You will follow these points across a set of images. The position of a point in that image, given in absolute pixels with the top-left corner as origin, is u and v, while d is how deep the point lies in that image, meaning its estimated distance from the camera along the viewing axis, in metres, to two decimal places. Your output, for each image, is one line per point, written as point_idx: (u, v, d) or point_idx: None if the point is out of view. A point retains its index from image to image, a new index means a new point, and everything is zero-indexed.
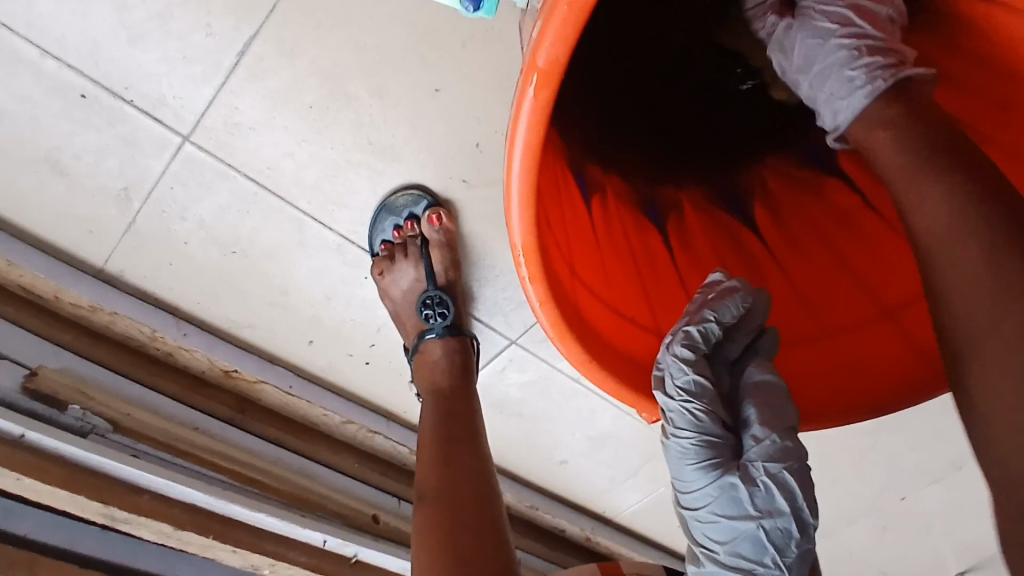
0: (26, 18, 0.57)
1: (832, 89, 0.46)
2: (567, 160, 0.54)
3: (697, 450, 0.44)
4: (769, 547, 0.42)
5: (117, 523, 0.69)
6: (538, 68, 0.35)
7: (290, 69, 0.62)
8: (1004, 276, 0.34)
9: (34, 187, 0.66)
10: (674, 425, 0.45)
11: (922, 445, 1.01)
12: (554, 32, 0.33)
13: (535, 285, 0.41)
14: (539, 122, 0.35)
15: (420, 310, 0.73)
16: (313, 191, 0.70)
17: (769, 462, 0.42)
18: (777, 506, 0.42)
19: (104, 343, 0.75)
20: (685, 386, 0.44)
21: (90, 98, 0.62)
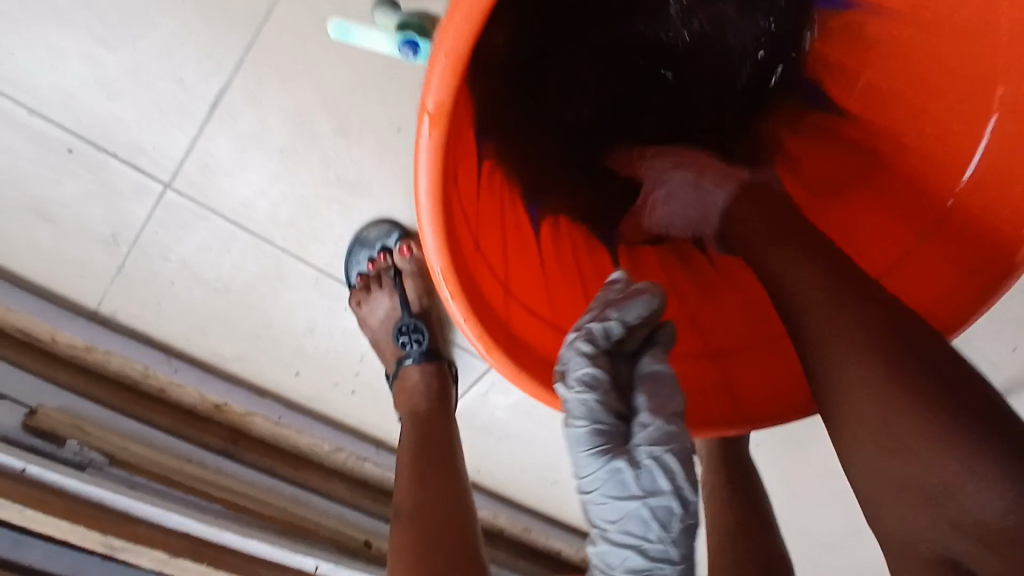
0: (16, 81, 0.63)
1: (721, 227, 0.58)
2: (516, 192, 0.57)
3: (588, 435, 0.45)
4: (654, 524, 0.43)
5: (115, 551, 0.72)
6: (430, 109, 0.39)
7: (260, 115, 0.66)
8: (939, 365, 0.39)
9: (30, 235, 0.71)
10: (570, 414, 0.46)
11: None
12: (439, 77, 0.37)
13: (456, 302, 0.44)
14: (438, 154, 0.40)
15: (397, 338, 0.77)
16: (289, 228, 0.73)
17: (653, 446, 0.44)
18: (660, 486, 0.43)
19: (99, 381, 0.79)
20: (583, 378, 0.46)
21: (77, 151, 0.67)
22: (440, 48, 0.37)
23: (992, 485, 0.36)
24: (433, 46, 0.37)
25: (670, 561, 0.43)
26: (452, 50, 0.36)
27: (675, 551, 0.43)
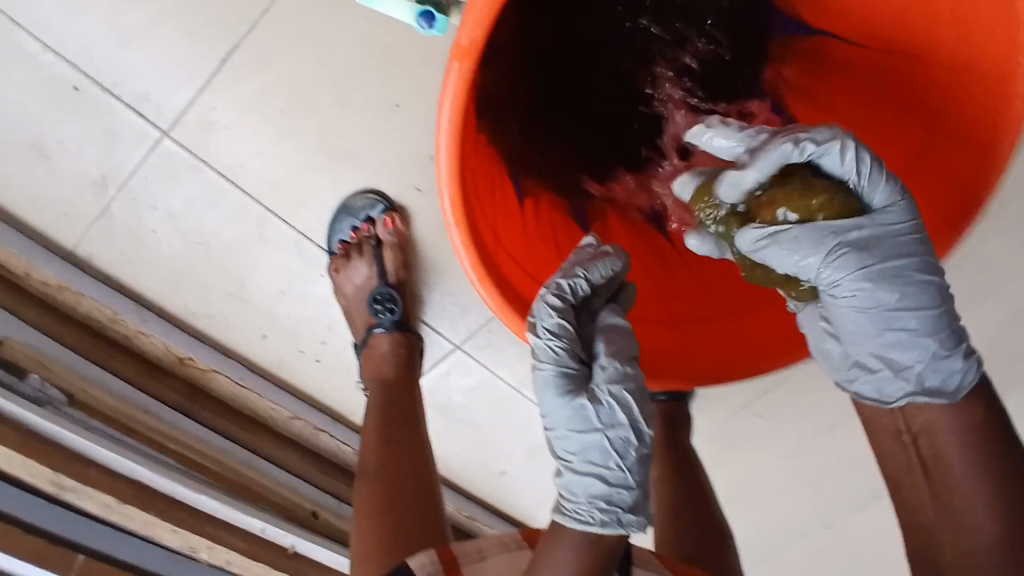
0: (32, 15, 0.65)
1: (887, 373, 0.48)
2: (507, 160, 0.63)
3: (553, 376, 0.50)
4: (613, 453, 0.48)
5: (63, 492, 0.72)
6: (462, 47, 0.44)
7: (266, 78, 0.70)
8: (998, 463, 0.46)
9: (19, 169, 0.72)
10: (539, 358, 0.51)
11: (826, 462, 1.11)
12: (472, 20, 0.43)
13: (457, 230, 0.52)
14: (462, 89, 0.45)
15: (370, 305, 0.80)
16: (278, 190, 0.76)
17: (611, 384, 0.49)
18: (617, 419, 0.48)
19: (64, 322, 0.78)
20: (550, 326, 0.51)
21: (82, 90, 0.69)
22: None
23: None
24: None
25: (629, 486, 0.47)
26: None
27: (632, 478, 0.47)
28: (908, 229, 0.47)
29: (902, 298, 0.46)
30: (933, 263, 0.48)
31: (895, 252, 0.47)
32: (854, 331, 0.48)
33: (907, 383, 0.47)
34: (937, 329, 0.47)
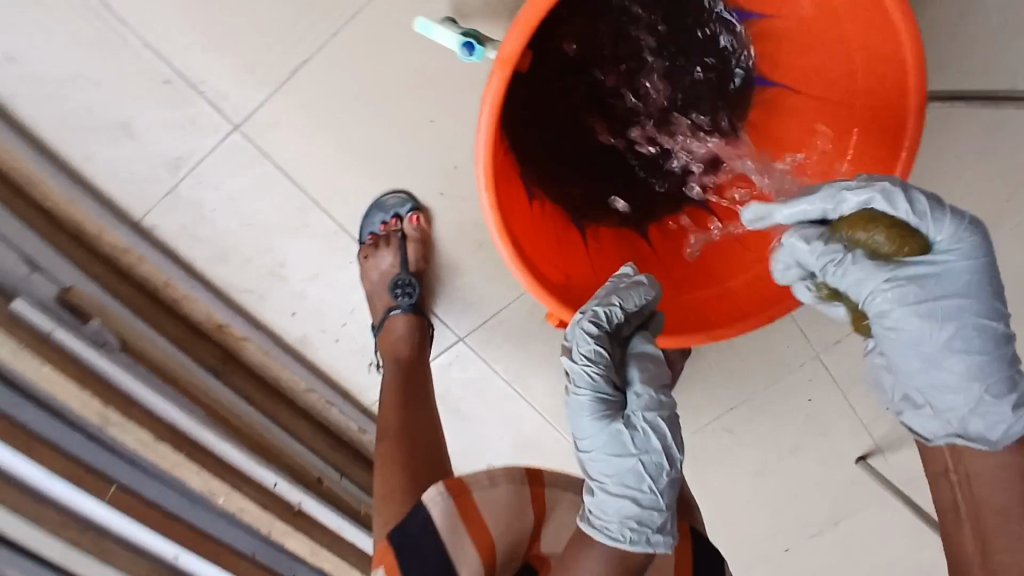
0: (141, 18, 0.77)
1: (936, 409, 0.61)
2: (520, 159, 0.75)
3: (592, 404, 0.63)
4: (646, 476, 0.61)
5: (108, 426, 0.82)
6: (503, 59, 0.58)
7: (327, 89, 0.83)
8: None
9: (108, 144, 0.85)
10: (576, 384, 0.64)
11: (781, 467, 1.24)
12: (516, 35, 0.57)
13: (487, 195, 0.63)
14: (502, 84, 0.59)
15: (392, 289, 0.92)
16: (323, 184, 0.90)
17: (646, 412, 0.62)
18: (650, 444, 0.61)
19: (125, 282, 0.91)
20: (586, 354, 0.63)
21: (172, 84, 0.81)
22: (521, 15, 0.57)
23: None
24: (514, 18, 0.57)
25: (657, 505, 0.61)
26: (529, 15, 0.56)
27: (661, 498, 0.61)
28: (972, 286, 0.58)
29: (958, 350, 0.58)
30: (991, 313, 0.58)
31: (952, 308, 0.57)
32: (912, 371, 0.60)
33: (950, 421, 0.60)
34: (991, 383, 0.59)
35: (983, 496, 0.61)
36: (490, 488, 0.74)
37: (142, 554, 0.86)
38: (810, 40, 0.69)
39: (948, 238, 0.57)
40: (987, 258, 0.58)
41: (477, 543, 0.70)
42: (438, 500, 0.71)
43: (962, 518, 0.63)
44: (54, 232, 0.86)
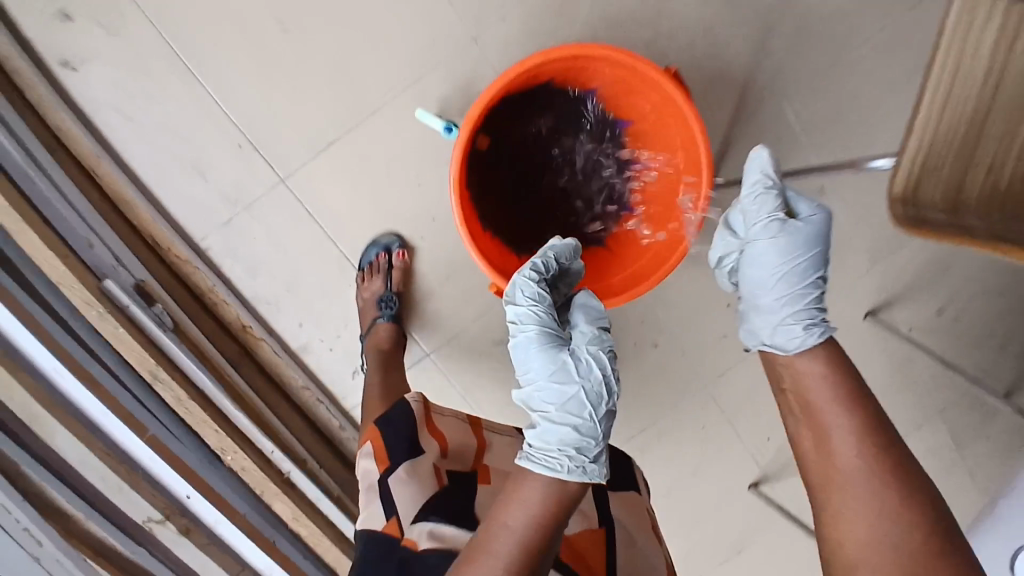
0: (232, 103, 1.16)
1: (761, 323, 0.81)
2: (479, 195, 1.09)
3: (540, 341, 0.79)
4: (587, 404, 0.77)
5: (155, 382, 1.08)
6: (469, 120, 0.96)
7: (350, 157, 1.21)
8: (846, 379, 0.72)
9: (186, 184, 1.18)
10: (522, 324, 0.81)
11: (685, 487, 1.51)
12: (476, 107, 0.95)
13: (455, 205, 0.98)
14: (465, 135, 0.97)
15: (378, 304, 1.21)
16: (338, 224, 1.24)
17: (591, 346, 0.79)
18: (592, 373, 0.78)
19: (179, 287, 1.21)
20: (531, 297, 0.82)
21: (242, 146, 1.18)
22: (481, 97, 0.95)
23: (871, 430, 0.69)
24: (476, 99, 0.95)
25: (596, 430, 0.76)
26: (484, 97, 0.95)
27: (599, 426, 0.76)
28: (810, 242, 0.81)
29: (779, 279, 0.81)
30: (817, 267, 0.81)
31: (789, 248, 0.80)
32: (748, 291, 0.83)
33: (765, 333, 0.80)
34: (798, 310, 0.79)
35: (812, 387, 0.73)
36: (445, 416, 0.96)
37: (161, 489, 1.06)
38: (654, 133, 1.09)
39: (807, 210, 0.82)
40: (827, 233, 0.81)
41: (436, 437, 0.92)
42: (411, 404, 0.93)
43: (799, 419, 0.73)
44: (136, 244, 1.18)
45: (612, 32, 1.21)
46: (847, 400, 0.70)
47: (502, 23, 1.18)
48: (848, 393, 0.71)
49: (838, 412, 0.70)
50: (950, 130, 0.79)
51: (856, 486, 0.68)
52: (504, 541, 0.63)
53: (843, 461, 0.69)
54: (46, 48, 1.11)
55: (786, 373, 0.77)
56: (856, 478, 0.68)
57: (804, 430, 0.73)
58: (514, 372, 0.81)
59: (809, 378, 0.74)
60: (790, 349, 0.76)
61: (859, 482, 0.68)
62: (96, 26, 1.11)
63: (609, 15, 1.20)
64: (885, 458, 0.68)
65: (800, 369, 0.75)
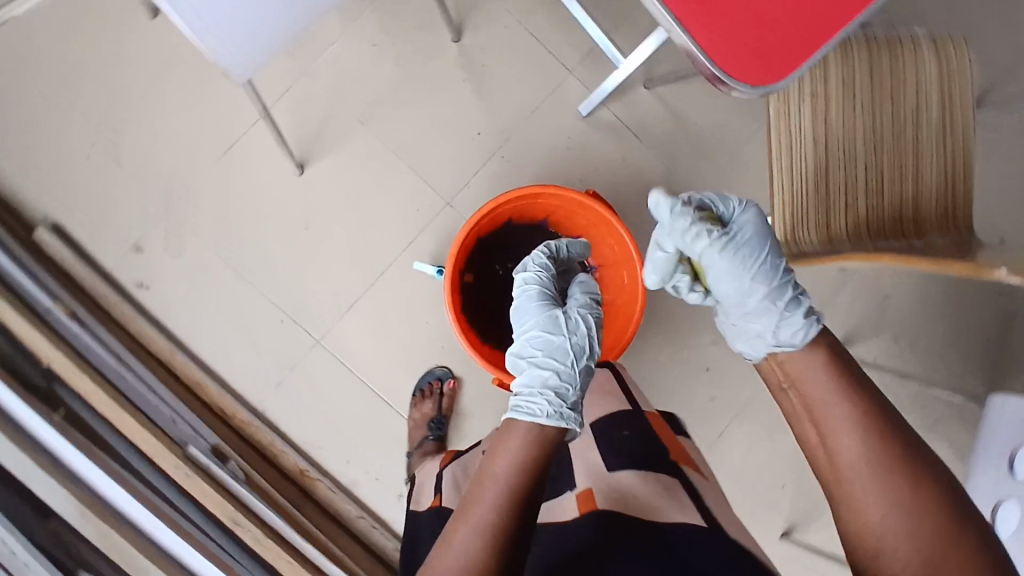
0: (270, 288, 1.47)
1: (765, 330, 0.85)
2: (471, 319, 1.37)
3: (539, 301, 1.02)
4: (569, 355, 0.96)
5: (236, 525, 1.27)
6: (452, 257, 1.26)
7: (368, 311, 1.49)
8: (841, 376, 0.74)
9: (241, 359, 1.46)
10: (529, 285, 1.05)
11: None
12: (456, 244, 1.25)
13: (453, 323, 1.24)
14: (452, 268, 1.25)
15: (429, 426, 1.44)
16: (365, 368, 1.49)
17: (580, 309, 1.01)
18: (576, 330, 0.98)
19: (245, 447, 1.45)
20: (539, 267, 1.07)
21: (283, 320, 1.48)
22: (459, 237, 1.25)
23: (869, 427, 0.70)
24: (456, 240, 1.25)
25: (572, 373, 0.94)
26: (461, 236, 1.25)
27: (575, 372, 0.95)
28: (766, 246, 0.89)
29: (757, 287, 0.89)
30: (775, 263, 0.90)
31: (745, 256, 0.89)
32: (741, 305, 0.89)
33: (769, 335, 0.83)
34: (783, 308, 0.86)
35: (807, 385, 0.76)
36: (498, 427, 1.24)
37: None
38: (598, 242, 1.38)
39: (751, 216, 0.92)
40: (765, 231, 0.91)
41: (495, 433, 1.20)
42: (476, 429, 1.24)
43: (801, 419, 0.76)
44: (210, 418, 1.44)
45: (552, 176, 1.57)
46: (843, 398, 0.72)
47: (467, 188, 1.54)
48: (842, 389, 0.73)
49: (836, 410, 0.72)
50: (803, 187, 1.19)
51: (864, 489, 0.70)
52: (494, 487, 0.74)
53: (849, 462, 0.71)
54: (125, 276, 1.45)
55: (782, 373, 0.80)
56: (863, 474, 0.70)
57: (808, 428, 0.75)
58: (512, 328, 1.02)
59: (805, 374, 0.77)
60: (800, 341, 0.79)
61: (866, 483, 0.70)
62: (162, 253, 1.46)
63: (546, 166, 1.57)
64: (885, 455, 0.69)
65: (792, 369, 0.79)
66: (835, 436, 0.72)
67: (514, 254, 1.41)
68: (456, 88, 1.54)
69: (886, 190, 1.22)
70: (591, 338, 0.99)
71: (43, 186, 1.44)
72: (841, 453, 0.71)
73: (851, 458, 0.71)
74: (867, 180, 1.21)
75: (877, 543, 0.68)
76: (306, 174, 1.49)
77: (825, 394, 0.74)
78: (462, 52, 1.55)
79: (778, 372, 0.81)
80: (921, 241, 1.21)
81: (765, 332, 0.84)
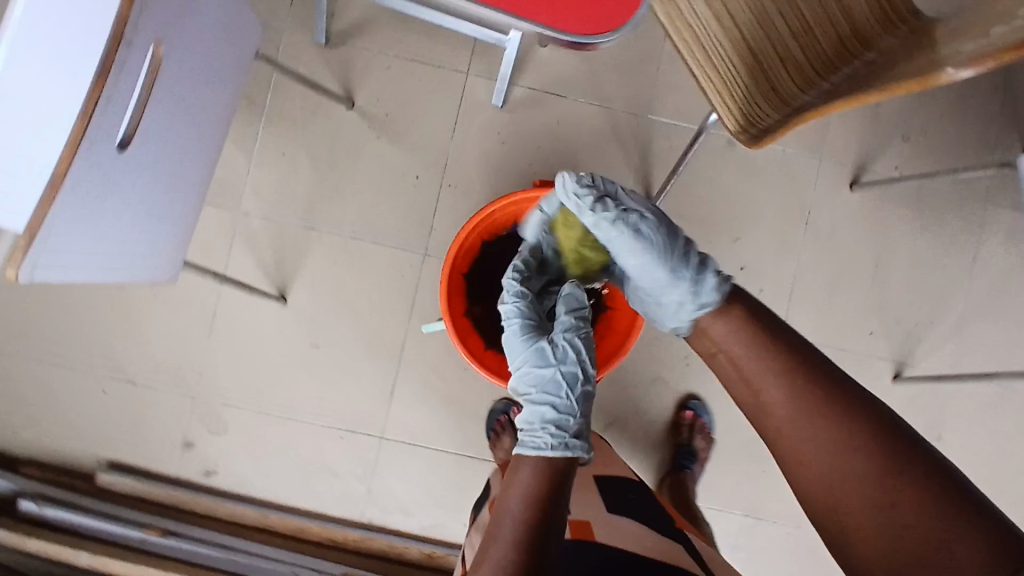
0: (317, 414, 1.50)
1: (681, 297, 0.97)
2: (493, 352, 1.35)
3: (524, 334, 1.06)
4: (563, 383, 1.02)
5: None
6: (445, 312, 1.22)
7: (410, 387, 1.51)
8: (754, 335, 0.87)
9: (327, 487, 1.50)
10: (509, 317, 1.08)
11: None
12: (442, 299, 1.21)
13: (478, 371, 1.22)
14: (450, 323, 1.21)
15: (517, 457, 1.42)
16: (436, 437, 1.51)
17: (565, 331, 1.04)
18: (566, 356, 1.03)
19: (372, 559, 1.49)
20: (515, 296, 1.10)
21: (343, 435, 1.50)
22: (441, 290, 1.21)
23: (783, 374, 0.82)
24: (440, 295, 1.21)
25: (572, 403, 1.01)
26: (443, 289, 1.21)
27: (574, 400, 1.01)
28: (657, 225, 1.02)
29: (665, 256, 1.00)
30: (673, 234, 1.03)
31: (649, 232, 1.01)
32: (653, 278, 1.01)
33: (689, 301, 0.96)
34: (690, 267, 0.99)
35: (731, 349, 0.89)
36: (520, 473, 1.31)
37: None
38: None
39: (640, 198, 1.06)
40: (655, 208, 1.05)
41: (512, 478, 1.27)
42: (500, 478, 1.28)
43: (735, 382, 0.87)
44: (329, 552, 1.48)
45: (503, 177, 1.55)
46: (758, 356, 0.85)
47: (435, 232, 1.53)
48: (755, 347, 0.86)
49: (755, 364, 0.85)
50: (729, 67, 1.14)
51: (796, 428, 0.79)
52: (506, 522, 0.81)
53: (778, 407, 0.81)
54: (191, 472, 1.49)
55: (710, 348, 0.93)
56: (792, 414, 0.80)
57: (740, 388, 0.87)
58: (509, 367, 1.07)
59: (726, 343, 0.90)
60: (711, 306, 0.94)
61: (795, 420, 0.79)
62: (209, 435, 1.49)
63: (494, 172, 1.55)
64: (802, 394, 0.80)
65: (717, 340, 0.91)
66: (761, 386, 0.83)
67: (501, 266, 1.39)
68: (375, 149, 1.53)
69: (812, 22, 1.13)
70: (582, 361, 1.03)
71: (81, 435, 1.49)
72: (769, 401, 0.82)
73: (780, 401, 0.81)
74: (787, 26, 1.14)
75: (818, 471, 0.76)
76: (291, 300, 1.51)
77: (745, 353, 0.87)
78: (362, 113, 1.53)
79: (709, 346, 0.93)
80: (874, 51, 1.11)
81: (683, 295, 0.97)
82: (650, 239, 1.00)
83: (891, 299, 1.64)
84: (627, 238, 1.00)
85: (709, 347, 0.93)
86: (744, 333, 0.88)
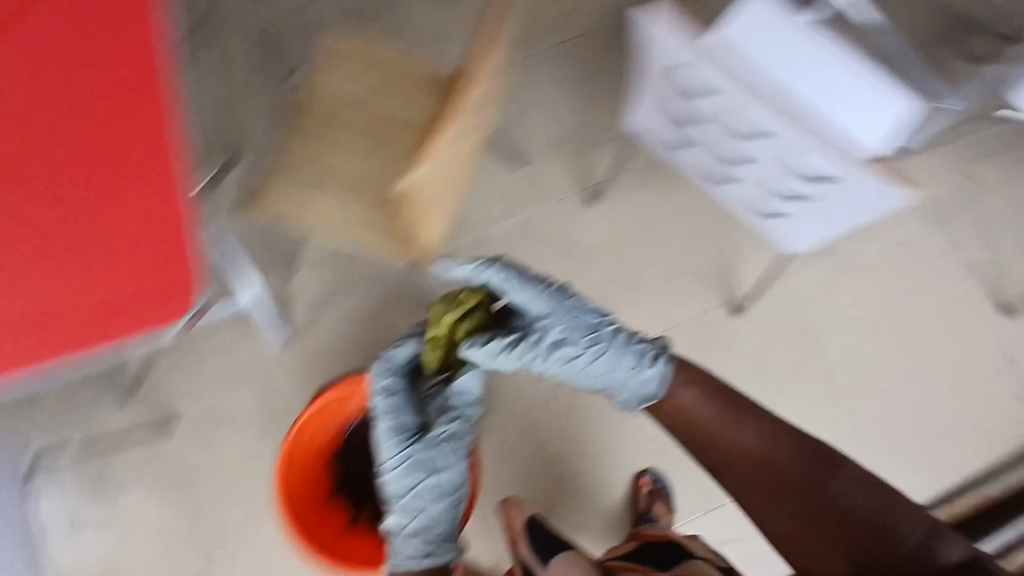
0: None
1: (627, 382, 1.15)
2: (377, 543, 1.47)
3: (396, 431, 1.16)
4: (433, 492, 1.15)
5: None
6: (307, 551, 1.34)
7: None
8: (724, 401, 1.12)
9: None
10: (380, 414, 1.17)
11: (733, 366, 1.70)
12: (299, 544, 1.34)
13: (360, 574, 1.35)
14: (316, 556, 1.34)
15: None
16: None
17: (443, 433, 1.15)
18: (440, 464, 1.15)
19: None
20: (387, 388, 1.18)
21: None
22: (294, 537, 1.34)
23: (751, 432, 1.08)
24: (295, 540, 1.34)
25: (442, 512, 1.15)
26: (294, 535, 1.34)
27: (445, 509, 1.15)
28: (581, 326, 1.17)
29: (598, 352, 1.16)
30: (593, 321, 1.18)
31: (578, 337, 1.16)
32: (589, 374, 1.17)
33: (633, 389, 1.15)
34: (627, 354, 1.15)
35: (703, 415, 1.12)
36: None
37: None
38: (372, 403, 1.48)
39: (561, 296, 1.18)
40: (579, 304, 1.19)
41: None
42: None
43: (704, 432, 1.11)
44: None
45: None
46: (728, 417, 1.10)
47: None
48: (727, 410, 1.11)
49: (730, 426, 1.09)
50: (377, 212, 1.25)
51: (757, 469, 1.06)
52: None
53: (749, 454, 1.07)
54: None
55: (674, 415, 1.15)
56: (764, 456, 1.06)
57: (711, 440, 1.10)
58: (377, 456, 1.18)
59: (696, 409, 1.13)
60: (667, 385, 1.14)
61: (757, 463, 1.06)
62: None
63: None
64: (766, 444, 1.07)
65: (677, 408, 1.14)
66: (737, 440, 1.08)
67: (351, 468, 1.52)
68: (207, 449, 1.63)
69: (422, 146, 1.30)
70: (456, 471, 1.16)
71: None
72: (741, 449, 1.08)
73: (751, 451, 1.07)
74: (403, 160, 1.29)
75: (768, 497, 1.04)
76: None
77: (720, 418, 1.10)
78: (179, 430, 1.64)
79: (677, 413, 1.15)
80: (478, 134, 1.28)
81: (627, 382, 1.15)
82: (579, 344, 1.16)
83: (687, 256, 1.74)
84: (564, 349, 1.15)
85: (673, 413, 1.15)
86: (713, 398, 1.12)
